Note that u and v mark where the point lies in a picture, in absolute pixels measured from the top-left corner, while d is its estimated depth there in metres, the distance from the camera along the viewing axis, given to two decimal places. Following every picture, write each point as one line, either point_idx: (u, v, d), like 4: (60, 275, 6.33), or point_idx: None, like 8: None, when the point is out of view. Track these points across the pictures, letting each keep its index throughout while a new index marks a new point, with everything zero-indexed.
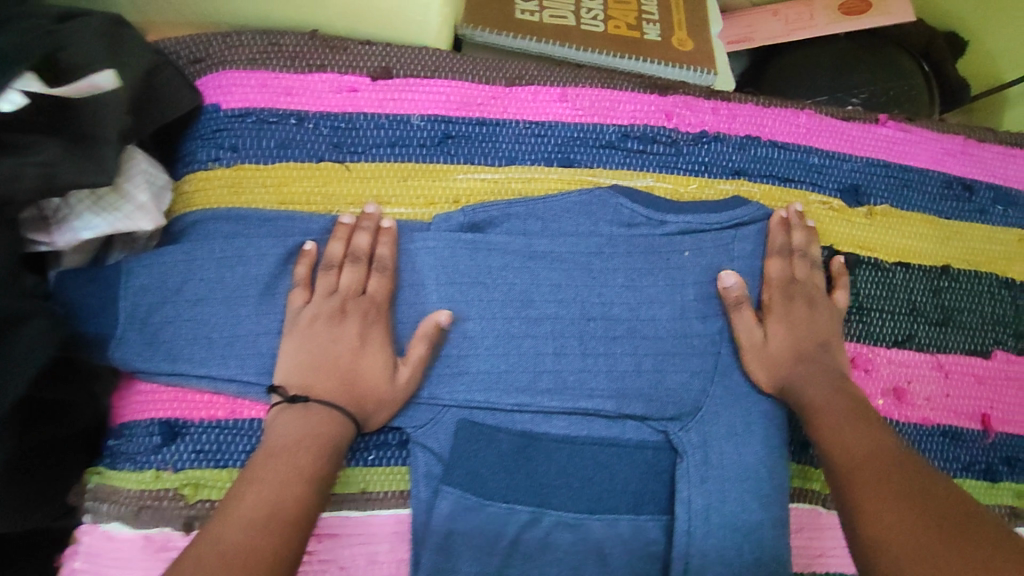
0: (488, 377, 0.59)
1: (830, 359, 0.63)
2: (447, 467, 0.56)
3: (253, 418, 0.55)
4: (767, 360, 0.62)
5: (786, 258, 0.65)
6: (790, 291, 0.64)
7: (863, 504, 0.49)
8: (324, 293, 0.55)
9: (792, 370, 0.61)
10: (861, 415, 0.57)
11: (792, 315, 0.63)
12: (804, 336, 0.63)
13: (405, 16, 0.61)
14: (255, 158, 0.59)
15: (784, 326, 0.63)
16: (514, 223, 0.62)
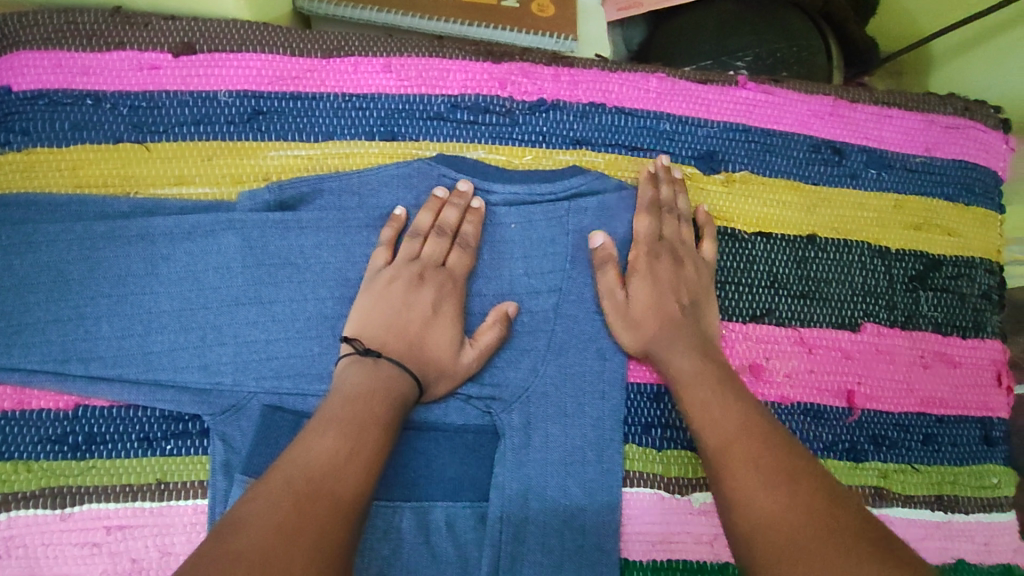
0: (298, 362, 0.56)
1: (696, 319, 0.60)
2: (246, 456, 0.54)
3: (41, 408, 0.53)
4: (631, 323, 0.59)
5: (651, 215, 0.62)
6: (656, 249, 0.61)
7: (736, 486, 0.47)
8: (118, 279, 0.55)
9: (656, 333, 0.58)
10: (732, 386, 0.54)
11: (656, 272, 0.60)
12: (669, 295, 0.60)
13: None
14: (47, 140, 0.57)
15: (649, 286, 0.60)
16: (328, 199, 0.59)
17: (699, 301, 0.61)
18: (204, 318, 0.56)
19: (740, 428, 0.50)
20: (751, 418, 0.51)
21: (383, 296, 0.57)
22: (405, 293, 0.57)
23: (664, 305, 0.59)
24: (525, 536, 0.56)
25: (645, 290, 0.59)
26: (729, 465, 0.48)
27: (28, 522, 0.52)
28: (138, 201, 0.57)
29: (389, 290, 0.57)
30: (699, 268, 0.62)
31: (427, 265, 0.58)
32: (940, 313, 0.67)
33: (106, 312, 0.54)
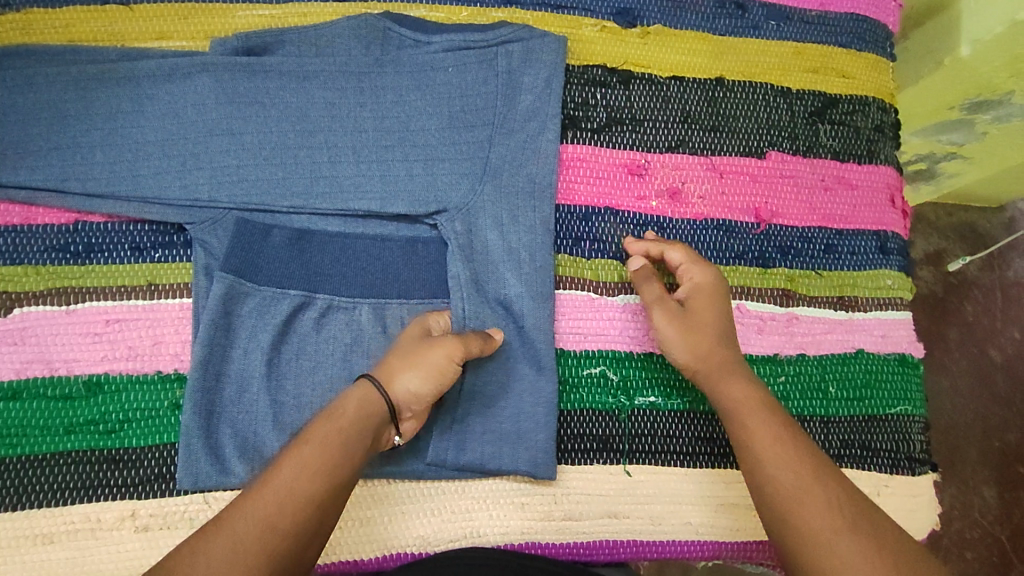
0: (266, 183, 0.64)
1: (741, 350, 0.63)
2: (223, 257, 0.62)
3: (46, 223, 0.63)
4: (696, 335, 0.61)
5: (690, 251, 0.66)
6: (709, 271, 0.64)
7: (816, 523, 0.48)
8: (108, 113, 0.64)
9: (716, 351, 0.60)
10: (792, 423, 0.55)
11: (716, 294, 0.63)
12: (726, 318, 0.62)
13: None
14: (43, 2, 0.66)
15: (710, 304, 0.62)
16: (288, 49, 0.68)
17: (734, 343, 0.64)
18: (183, 147, 0.64)
19: (810, 463, 0.52)
20: (821, 459, 0.53)
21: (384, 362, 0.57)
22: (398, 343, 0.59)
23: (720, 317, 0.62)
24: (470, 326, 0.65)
25: (704, 307, 0.62)
26: (811, 500, 0.50)
27: (39, 316, 0.61)
28: (125, 50, 0.65)
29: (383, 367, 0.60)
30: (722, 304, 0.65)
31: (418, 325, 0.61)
32: (838, 143, 0.76)
33: (98, 142, 0.63)
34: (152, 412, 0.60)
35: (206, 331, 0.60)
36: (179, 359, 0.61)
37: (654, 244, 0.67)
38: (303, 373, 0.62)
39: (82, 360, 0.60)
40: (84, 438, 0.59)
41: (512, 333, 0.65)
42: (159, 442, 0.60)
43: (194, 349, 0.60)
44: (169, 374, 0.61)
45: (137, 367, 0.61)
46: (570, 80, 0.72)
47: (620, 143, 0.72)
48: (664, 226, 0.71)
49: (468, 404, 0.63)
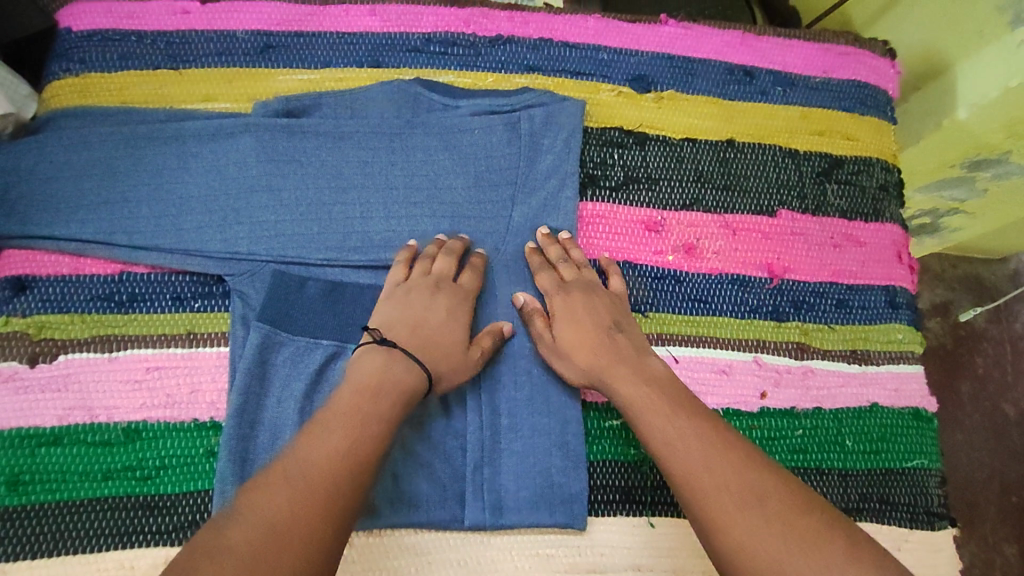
0: (302, 238, 0.68)
1: (626, 338, 0.66)
2: (260, 307, 0.65)
3: (93, 273, 0.65)
4: (569, 364, 0.66)
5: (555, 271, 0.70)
6: (568, 289, 0.68)
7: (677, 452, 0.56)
8: (160, 172, 0.68)
9: (593, 368, 0.64)
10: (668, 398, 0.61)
11: (574, 313, 0.67)
12: (589, 332, 0.66)
13: None
14: (101, 67, 0.70)
15: (573, 334, 0.66)
16: (325, 111, 0.73)
17: (619, 322, 0.67)
18: (226, 202, 0.68)
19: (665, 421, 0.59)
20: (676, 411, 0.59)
21: (404, 304, 0.65)
22: (421, 298, 0.66)
23: (603, 364, 0.64)
24: (495, 375, 0.67)
25: (580, 362, 0.65)
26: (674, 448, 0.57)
27: (83, 363, 0.63)
28: (172, 112, 0.70)
29: (407, 298, 0.66)
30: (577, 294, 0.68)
31: (439, 277, 0.67)
32: (846, 202, 0.79)
33: (146, 197, 0.67)
34: (187, 460, 0.61)
35: (242, 379, 0.62)
36: (215, 407, 0.63)
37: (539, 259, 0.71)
38: None
39: (121, 407, 0.62)
40: (121, 484, 0.60)
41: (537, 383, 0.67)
42: (194, 489, 0.61)
43: (230, 397, 0.62)
44: (205, 422, 0.62)
45: (174, 415, 0.62)
46: (588, 141, 0.77)
47: (636, 200, 0.76)
48: (681, 279, 0.74)
49: (491, 454, 0.65)
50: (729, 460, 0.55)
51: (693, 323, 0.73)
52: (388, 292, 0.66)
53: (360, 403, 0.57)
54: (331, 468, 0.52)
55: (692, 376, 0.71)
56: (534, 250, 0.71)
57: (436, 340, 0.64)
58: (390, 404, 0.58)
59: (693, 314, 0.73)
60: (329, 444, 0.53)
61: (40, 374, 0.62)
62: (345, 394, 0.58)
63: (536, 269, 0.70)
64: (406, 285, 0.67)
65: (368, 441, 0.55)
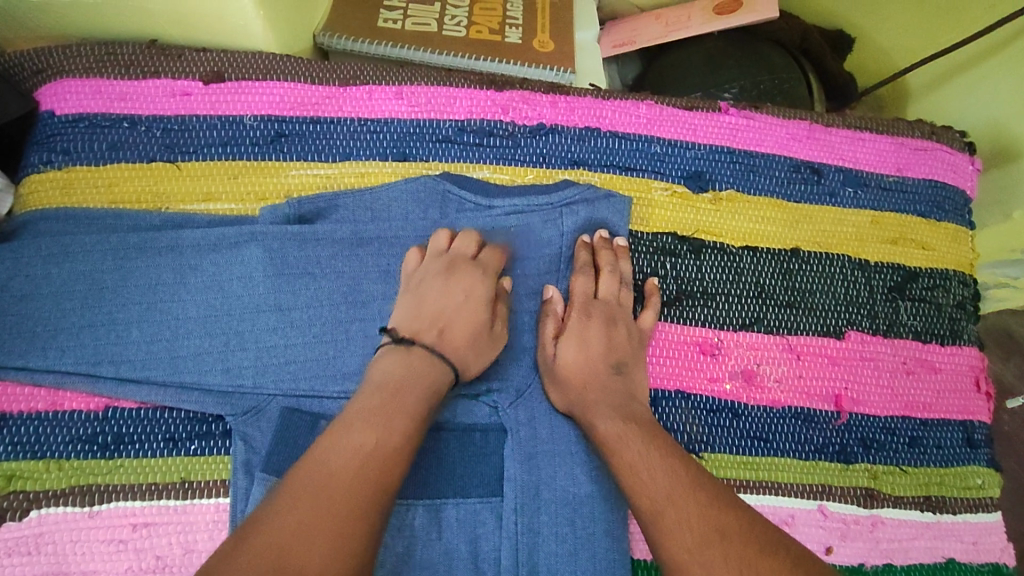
0: (316, 365, 0.60)
1: (624, 381, 0.61)
2: (266, 455, 0.56)
3: (73, 410, 0.57)
4: (556, 381, 0.61)
5: (590, 276, 0.65)
6: (589, 309, 0.64)
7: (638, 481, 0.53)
8: (152, 287, 0.60)
9: (578, 393, 0.60)
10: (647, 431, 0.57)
11: (587, 334, 0.62)
12: (597, 357, 0.62)
13: (229, 21, 0.63)
14: (87, 159, 0.61)
15: (577, 348, 0.62)
16: (343, 213, 0.64)
17: (627, 363, 0.62)
18: (230, 322, 0.60)
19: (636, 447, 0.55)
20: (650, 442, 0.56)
21: (417, 292, 0.61)
22: (439, 283, 0.60)
23: (590, 399, 0.59)
24: (533, 522, 0.57)
25: (577, 381, 0.60)
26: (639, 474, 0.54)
27: (58, 520, 0.54)
28: (168, 215, 0.61)
29: (422, 287, 0.61)
30: (593, 318, 0.63)
31: (455, 255, 0.62)
32: (920, 322, 0.71)
33: (137, 318, 0.59)
34: None
35: None
36: None
37: (585, 257, 0.66)
38: None
39: (102, 572, 0.54)
40: None
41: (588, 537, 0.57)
42: None
43: None
44: None
45: None
46: (638, 249, 0.68)
47: (691, 318, 0.68)
48: (739, 413, 0.66)
49: None
50: (694, 496, 0.51)
51: (752, 465, 0.65)
52: (406, 282, 0.62)
53: (390, 400, 0.51)
54: (358, 469, 0.46)
55: None
56: (588, 244, 0.66)
57: (449, 326, 0.59)
58: (417, 400, 0.52)
59: (752, 455, 0.65)
60: (358, 448, 0.47)
61: (8, 535, 0.53)
62: (365, 394, 0.52)
63: (579, 268, 0.65)
64: (424, 271, 0.62)
65: (398, 439, 0.49)
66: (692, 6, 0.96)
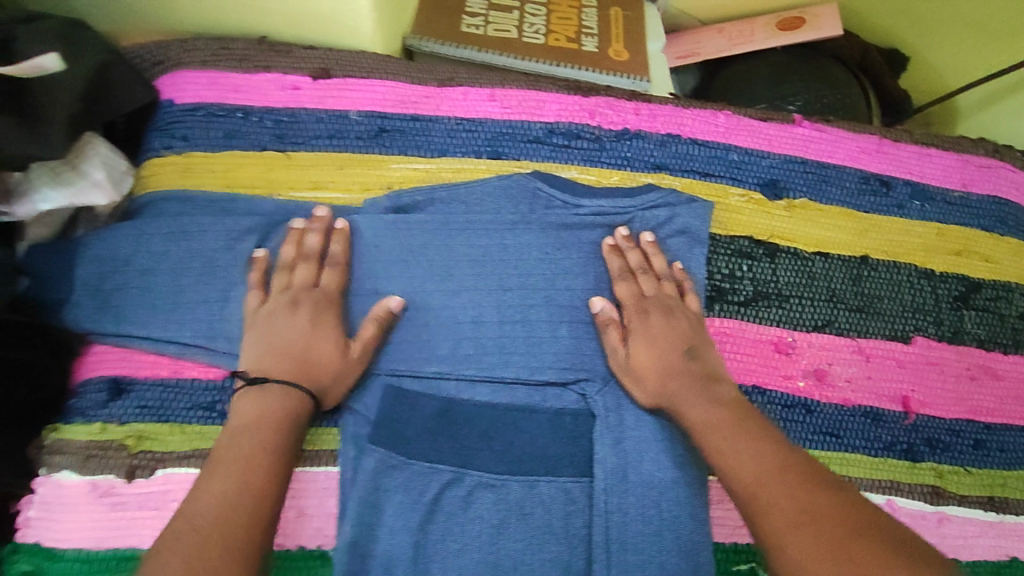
0: (415, 346, 0.64)
1: (702, 363, 0.63)
2: (374, 427, 0.61)
3: (194, 377, 0.61)
4: (635, 379, 0.63)
5: (629, 280, 0.67)
6: (644, 306, 0.66)
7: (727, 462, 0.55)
8: (279, 289, 0.61)
9: (663, 383, 0.62)
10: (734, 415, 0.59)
11: (651, 330, 0.64)
12: (667, 348, 0.64)
13: (336, 20, 0.67)
14: (204, 146, 0.65)
15: (647, 345, 0.64)
16: (439, 206, 0.67)
17: (696, 346, 0.64)
18: (334, 304, 0.63)
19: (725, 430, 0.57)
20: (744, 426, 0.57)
21: (265, 329, 0.59)
22: (283, 319, 0.59)
23: (673, 389, 0.62)
24: (620, 502, 0.61)
25: (655, 379, 0.63)
26: (728, 457, 0.55)
27: (181, 480, 0.57)
28: (280, 202, 0.64)
29: (269, 322, 0.59)
30: (651, 314, 0.65)
31: (297, 290, 0.61)
32: (983, 330, 0.74)
33: (247, 297, 0.62)
34: None
35: (355, 509, 0.58)
36: (322, 534, 0.59)
37: (617, 265, 0.68)
38: (448, 557, 0.59)
39: None
40: None
41: (675, 520, 0.61)
42: None
43: (343, 528, 0.58)
44: (311, 550, 0.59)
45: (280, 541, 0.59)
46: (716, 251, 0.72)
47: (766, 318, 0.71)
48: (812, 409, 0.69)
49: None
50: (782, 477, 0.52)
51: (822, 459, 0.68)
52: (249, 322, 0.60)
53: (246, 436, 0.54)
54: (221, 513, 0.48)
55: None
56: (615, 246, 0.68)
57: (307, 354, 0.59)
58: (279, 436, 0.54)
59: (824, 449, 0.68)
60: (206, 493, 0.49)
61: (138, 490, 0.57)
62: (265, 435, 0.54)
63: (615, 276, 0.67)
64: (266, 306, 0.60)
65: (255, 475, 0.51)
66: (754, 21, 0.99)
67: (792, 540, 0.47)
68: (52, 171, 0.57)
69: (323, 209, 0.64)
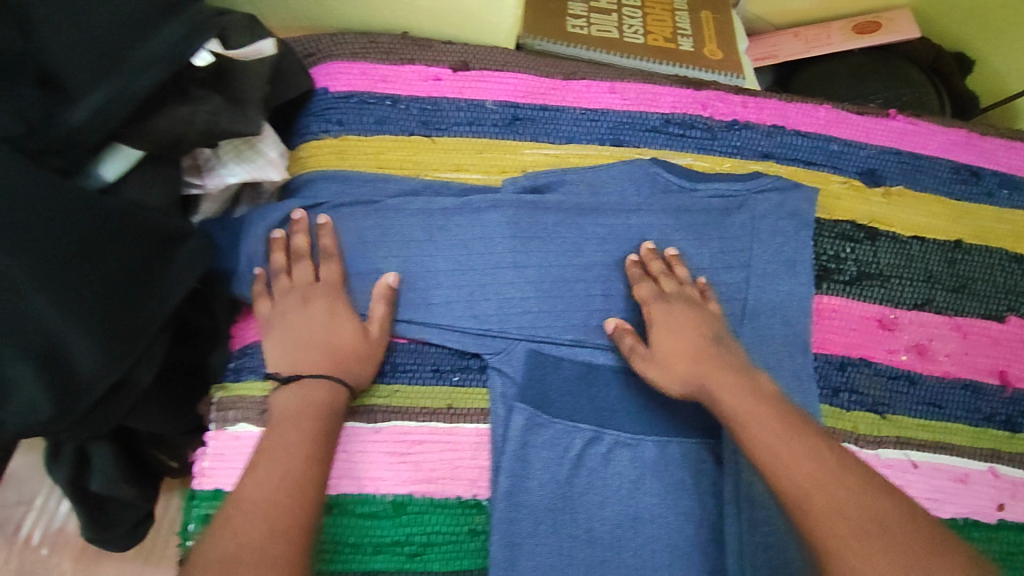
0: (551, 316, 0.68)
1: (726, 346, 0.65)
2: (522, 387, 0.66)
3: None
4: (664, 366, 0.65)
5: (650, 282, 0.69)
6: (666, 300, 0.68)
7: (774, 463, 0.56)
8: (306, 280, 0.65)
9: (690, 366, 0.64)
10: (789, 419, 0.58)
11: (671, 316, 0.67)
12: (684, 330, 0.66)
13: (481, 18, 0.75)
14: (358, 130, 0.70)
15: (671, 331, 0.66)
16: (569, 188, 0.72)
17: (717, 330, 0.67)
18: (476, 276, 0.68)
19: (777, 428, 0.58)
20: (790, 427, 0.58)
21: (283, 327, 0.63)
22: (296, 312, 0.63)
23: (706, 370, 0.63)
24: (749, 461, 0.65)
25: (682, 368, 0.64)
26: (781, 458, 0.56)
27: (348, 432, 0.64)
28: (427, 182, 0.70)
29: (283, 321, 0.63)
30: (679, 303, 0.68)
31: (304, 287, 0.64)
32: None
33: (397, 270, 0.67)
34: (455, 539, 0.64)
35: (509, 463, 0.64)
36: (476, 484, 0.65)
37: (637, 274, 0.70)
38: (591, 507, 0.64)
39: (386, 479, 0.64)
40: (392, 557, 0.63)
41: None
42: (462, 568, 0.63)
43: (499, 479, 0.63)
44: (468, 500, 0.64)
45: (438, 491, 0.64)
46: (822, 234, 0.76)
47: (871, 297, 0.75)
48: (916, 381, 0.73)
49: (749, 550, 0.64)
50: (840, 485, 0.53)
51: (929, 428, 0.72)
52: (268, 325, 0.64)
53: (278, 426, 0.57)
54: (273, 502, 0.52)
55: (930, 483, 0.70)
56: (636, 262, 0.70)
57: (331, 342, 0.62)
58: (313, 425, 0.58)
59: (928, 419, 0.72)
60: (258, 481, 0.53)
61: None
62: (296, 425, 0.57)
63: (635, 280, 0.69)
64: (277, 309, 0.64)
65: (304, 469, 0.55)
66: (828, 26, 1.05)
67: (847, 549, 0.49)
68: (236, 149, 0.63)
69: (300, 210, 0.66)
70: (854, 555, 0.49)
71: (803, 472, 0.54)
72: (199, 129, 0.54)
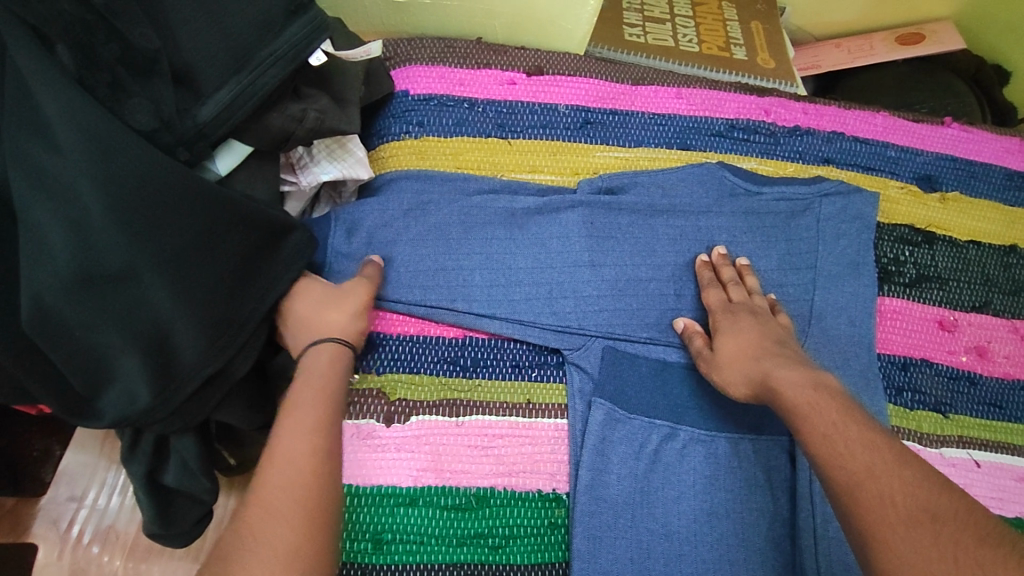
0: (626, 313, 0.70)
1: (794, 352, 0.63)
2: (600, 384, 0.67)
3: (439, 336, 0.68)
4: (722, 371, 0.64)
5: (718, 290, 0.70)
6: (731, 309, 0.67)
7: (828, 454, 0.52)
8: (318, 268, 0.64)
9: (748, 366, 0.62)
10: (846, 411, 0.54)
11: (736, 324, 0.66)
12: (750, 342, 0.64)
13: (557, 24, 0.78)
14: (438, 132, 0.73)
15: (733, 336, 0.65)
16: (640, 189, 0.74)
17: (781, 337, 0.64)
18: (554, 272, 0.70)
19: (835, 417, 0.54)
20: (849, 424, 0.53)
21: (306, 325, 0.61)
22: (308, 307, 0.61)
23: (768, 366, 0.61)
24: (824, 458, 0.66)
25: (739, 373, 0.63)
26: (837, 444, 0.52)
27: (431, 426, 0.65)
28: (506, 181, 0.72)
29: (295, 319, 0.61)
30: (740, 313, 0.67)
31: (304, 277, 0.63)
32: None
33: (478, 266, 0.69)
34: (536, 532, 0.63)
35: (589, 456, 0.64)
36: (556, 478, 0.65)
37: (707, 276, 0.71)
38: (668, 502, 0.64)
39: (470, 472, 0.64)
40: (474, 551, 0.62)
41: None
42: (543, 561, 0.62)
43: (580, 473, 0.64)
44: (548, 494, 0.65)
45: (519, 484, 0.64)
46: (882, 237, 0.78)
47: (930, 299, 0.77)
48: (976, 381, 0.75)
49: (822, 543, 0.63)
50: (900, 472, 0.49)
51: (990, 428, 0.74)
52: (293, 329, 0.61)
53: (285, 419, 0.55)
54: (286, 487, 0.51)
55: (995, 482, 0.71)
56: (707, 263, 0.72)
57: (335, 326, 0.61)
58: (313, 413, 0.56)
59: (989, 419, 0.74)
60: (273, 484, 0.51)
61: (396, 434, 0.64)
62: (303, 415, 0.55)
63: (705, 285, 0.70)
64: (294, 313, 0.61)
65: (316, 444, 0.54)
66: (871, 36, 1.07)
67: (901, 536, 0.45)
68: (329, 148, 0.66)
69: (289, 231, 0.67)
70: (903, 544, 0.44)
71: (855, 461, 0.50)
72: (308, 125, 0.57)
